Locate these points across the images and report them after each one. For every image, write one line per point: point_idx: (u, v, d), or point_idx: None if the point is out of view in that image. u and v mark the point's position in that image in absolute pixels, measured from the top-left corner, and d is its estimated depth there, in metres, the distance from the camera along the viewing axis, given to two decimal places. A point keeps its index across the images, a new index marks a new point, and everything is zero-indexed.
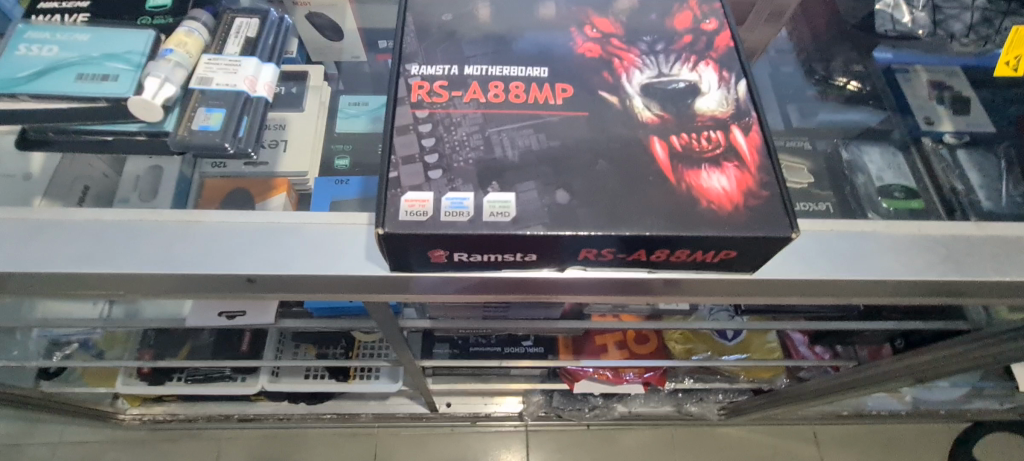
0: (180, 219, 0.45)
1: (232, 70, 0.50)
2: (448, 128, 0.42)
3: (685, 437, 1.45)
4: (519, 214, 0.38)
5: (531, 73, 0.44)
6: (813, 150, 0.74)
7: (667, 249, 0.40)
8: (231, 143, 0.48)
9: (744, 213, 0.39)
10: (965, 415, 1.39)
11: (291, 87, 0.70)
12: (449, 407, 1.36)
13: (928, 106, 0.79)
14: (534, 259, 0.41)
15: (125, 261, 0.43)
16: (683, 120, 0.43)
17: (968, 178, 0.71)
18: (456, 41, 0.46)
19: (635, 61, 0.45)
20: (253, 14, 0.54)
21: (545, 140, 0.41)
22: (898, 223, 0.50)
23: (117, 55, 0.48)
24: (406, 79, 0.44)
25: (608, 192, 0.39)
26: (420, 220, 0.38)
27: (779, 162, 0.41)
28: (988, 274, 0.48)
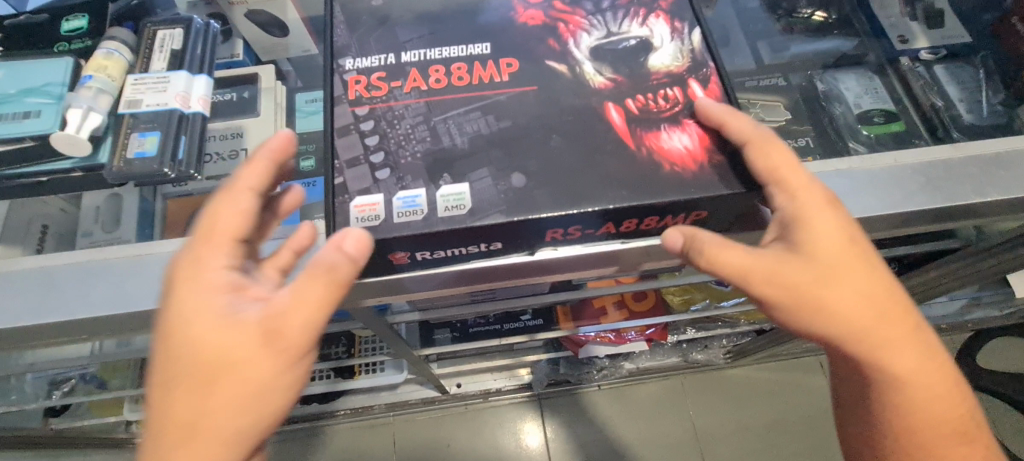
0: (128, 255, 0.43)
1: (159, 88, 0.47)
2: (391, 122, 0.39)
3: (695, 384, 1.47)
4: (474, 205, 0.37)
5: (472, 51, 0.42)
6: (788, 85, 0.76)
7: (635, 218, 0.38)
8: (172, 168, 0.46)
9: (707, 173, 0.38)
10: (966, 325, 1.43)
11: (242, 91, 0.65)
12: (459, 388, 1.37)
13: (901, 23, 0.77)
14: (500, 247, 0.40)
15: (75, 307, 0.41)
16: (638, 80, 0.41)
17: (947, 94, 0.72)
18: (390, 25, 0.43)
19: (581, 24, 0.42)
20: (176, 25, 0.50)
21: (495, 122, 0.39)
22: (873, 157, 0.48)
23: (34, 89, 0.46)
24: (340, 76, 0.41)
25: (566, 168, 0.38)
26: (373, 224, 0.37)
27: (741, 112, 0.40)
28: (971, 198, 0.46)
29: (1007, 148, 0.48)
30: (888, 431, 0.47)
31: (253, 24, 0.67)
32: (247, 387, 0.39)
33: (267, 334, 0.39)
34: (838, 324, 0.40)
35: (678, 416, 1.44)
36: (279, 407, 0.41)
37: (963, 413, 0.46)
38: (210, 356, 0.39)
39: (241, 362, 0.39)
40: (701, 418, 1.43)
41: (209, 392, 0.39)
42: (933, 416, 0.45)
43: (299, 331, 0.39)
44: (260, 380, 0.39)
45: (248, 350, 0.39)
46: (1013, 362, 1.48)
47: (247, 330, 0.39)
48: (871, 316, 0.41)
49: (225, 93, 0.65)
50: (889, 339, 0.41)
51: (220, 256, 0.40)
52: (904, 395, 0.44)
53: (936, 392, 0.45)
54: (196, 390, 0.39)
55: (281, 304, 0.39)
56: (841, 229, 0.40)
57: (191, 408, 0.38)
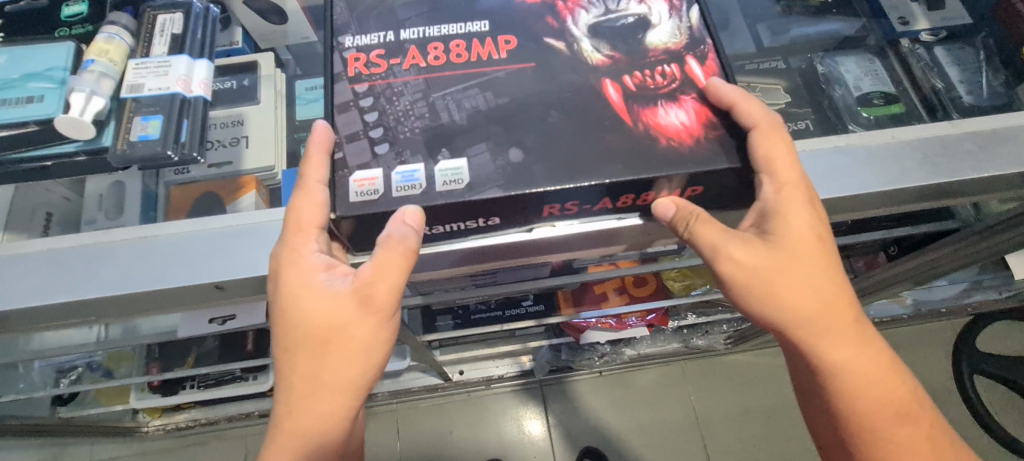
0: (135, 236, 0.44)
1: (161, 73, 0.47)
2: (390, 99, 0.40)
3: (695, 370, 1.48)
4: (473, 179, 0.37)
5: (471, 28, 0.42)
6: (790, 68, 0.75)
7: (632, 193, 0.39)
8: (174, 150, 0.46)
9: (704, 147, 0.39)
10: (965, 309, 1.44)
11: (242, 80, 0.66)
12: (462, 374, 1.36)
13: (903, 6, 0.79)
14: (497, 223, 0.40)
15: (83, 288, 0.42)
16: (636, 56, 0.41)
17: (948, 76, 0.73)
18: (390, 2, 0.43)
19: (580, 1, 0.43)
20: (175, 9, 0.50)
21: (493, 98, 0.40)
22: (872, 133, 0.48)
23: (35, 74, 0.46)
24: (339, 54, 0.41)
25: (562, 143, 0.38)
26: (372, 199, 0.38)
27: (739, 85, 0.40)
28: (968, 173, 0.46)
29: (1006, 125, 0.48)
30: (831, 427, 0.49)
31: (254, 11, 0.67)
32: (351, 346, 0.43)
33: (362, 301, 0.42)
34: (786, 311, 0.43)
35: (678, 401, 1.45)
36: (374, 364, 0.45)
37: (914, 425, 0.46)
38: (318, 324, 0.43)
39: (343, 327, 0.43)
40: (701, 402, 1.45)
41: (323, 353, 0.44)
42: (877, 414, 0.46)
43: (389, 297, 0.42)
44: (361, 340, 0.43)
45: (350, 316, 0.43)
46: (1013, 345, 1.49)
47: (342, 302, 0.42)
48: (819, 308, 0.43)
49: (226, 80, 0.65)
50: (826, 329, 0.43)
51: (311, 242, 0.41)
52: (838, 385, 0.45)
53: (883, 397, 0.46)
54: (313, 351, 0.44)
55: (367, 276, 0.41)
56: (813, 227, 0.41)
57: (312, 368, 0.44)
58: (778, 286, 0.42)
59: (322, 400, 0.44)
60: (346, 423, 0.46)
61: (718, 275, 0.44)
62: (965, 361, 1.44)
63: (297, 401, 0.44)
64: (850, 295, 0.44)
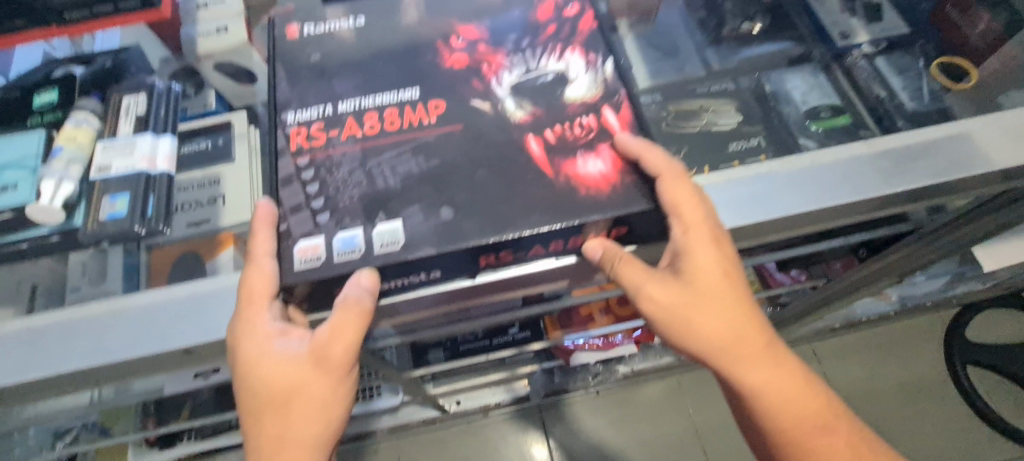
0: (107, 309, 0.46)
1: (127, 152, 0.50)
2: (330, 170, 0.43)
3: (692, 382, 1.49)
4: (408, 239, 0.41)
5: (403, 96, 0.46)
6: (738, 89, 0.79)
7: (560, 239, 0.43)
8: (142, 225, 0.49)
9: (618, 193, 0.43)
10: (953, 301, 1.46)
11: (215, 139, 0.69)
12: (459, 405, 1.38)
13: (842, 21, 0.83)
14: (439, 276, 0.43)
15: (60, 362, 0.44)
16: (555, 111, 0.45)
17: (891, 85, 0.78)
18: (330, 76, 0.47)
19: (503, 63, 0.47)
20: (139, 90, 0.54)
21: (424, 161, 0.43)
22: (791, 159, 0.52)
23: (10, 163, 0.50)
24: (283, 130, 0.45)
25: (489, 198, 0.42)
26: (315, 265, 0.41)
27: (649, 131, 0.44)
28: (881, 190, 0.50)
29: (914, 142, 0.52)
30: (763, 442, 0.53)
31: (222, 75, 0.71)
32: (317, 402, 0.47)
33: (321, 360, 0.46)
34: (700, 339, 0.48)
35: (676, 415, 1.46)
36: (338, 415, 0.49)
37: (834, 437, 0.51)
38: (283, 383, 0.47)
39: (305, 384, 0.46)
40: (700, 415, 1.45)
41: (289, 412, 0.47)
42: (797, 430, 0.50)
43: (343, 354, 0.45)
44: (325, 395, 0.47)
45: (311, 375, 0.46)
46: (1006, 332, 1.50)
47: (302, 363, 0.46)
48: (731, 335, 0.48)
49: (202, 141, 0.68)
50: (740, 356, 0.49)
51: (262, 313, 0.43)
52: (762, 405, 0.50)
53: (804, 412, 0.50)
54: (281, 412, 0.47)
55: (322, 336, 0.45)
56: (718, 263, 0.46)
57: (279, 424, 0.47)
58: (691, 317, 0.48)
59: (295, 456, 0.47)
60: None
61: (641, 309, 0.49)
62: (956, 350, 1.46)
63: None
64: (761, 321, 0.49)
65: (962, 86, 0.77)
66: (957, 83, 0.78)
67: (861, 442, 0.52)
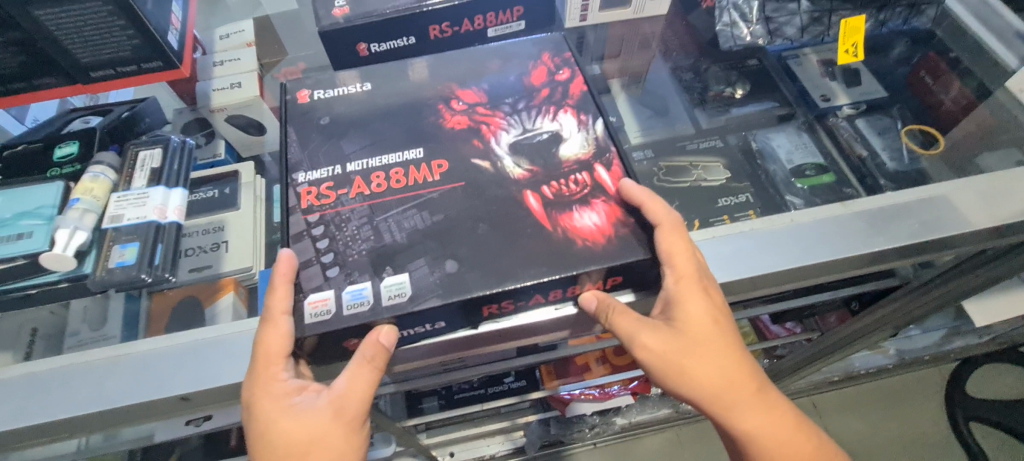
0: (110, 355, 0.48)
1: (140, 203, 0.53)
2: (339, 226, 0.46)
3: (690, 434, 1.48)
4: (413, 292, 0.42)
5: (408, 156, 0.49)
6: (726, 147, 0.82)
7: (559, 289, 0.44)
8: (149, 272, 0.51)
9: (615, 245, 0.44)
10: (951, 355, 1.46)
11: (222, 188, 0.72)
12: (452, 456, 1.35)
13: (823, 84, 0.88)
14: (443, 326, 0.45)
15: (57, 409, 0.45)
16: (551, 169, 0.48)
17: (871, 144, 0.82)
18: (340, 136, 0.50)
19: (501, 124, 0.50)
20: (155, 145, 0.58)
21: (428, 217, 0.46)
22: (772, 218, 0.54)
23: (27, 212, 0.52)
24: (294, 189, 0.48)
25: (490, 252, 0.44)
26: (324, 318, 0.43)
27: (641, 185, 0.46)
28: (859, 248, 0.52)
29: (888, 203, 0.55)
30: None
31: (234, 126, 0.74)
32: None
33: (337, 412, 0.46)
34: (699, 387, 0.49)
35: None
36: None
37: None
38: (298, 443, 0.45)
39: (322, 440, 0.46)
40: None
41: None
42: None
43: (361, 403, 0.46)
44: (337, 454, 0.46)
45: (324, 431, 0.46)
46: (1006, 387, 1.49)
47: (319, 416, 0.46)
48: (727, 383, 0.49)
49: (207, 190, 0.71)
50: (737, 403, 0.49)
51: (280, 371, 0.44)
52: (761, 451, 0.51)
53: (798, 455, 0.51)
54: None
55: (339, 388, 0.46)
56: (709, 314, 0.47)
57: None
58: (687, 366, 0.48)
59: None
60: None
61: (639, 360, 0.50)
62: (958, 409, 1.43)
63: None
64: (754, 367, 0.50)
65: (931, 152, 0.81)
66: (926, 148, 0.82)
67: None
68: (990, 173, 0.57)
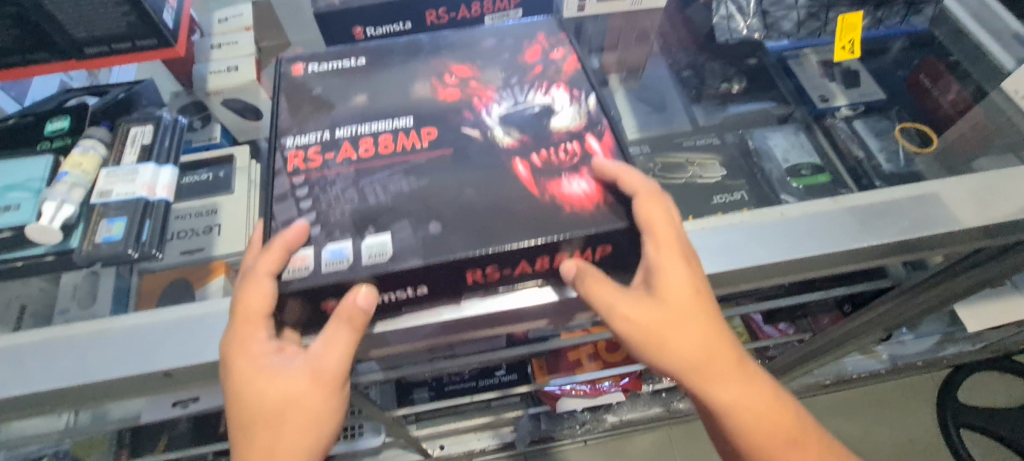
0: (94, 329, 0.47)
1: (130, 179, 0.53)
2: (324, 188, 0.46)
3: (680, 435, 1.48)
4: (395, 252, 0.43)
5: (398, 124, 0.49)
6: (723, 144, 0.82)
7: (547, 256, 0.45)
8: (136, 249, 0.51)
9: (601, 211, 0.45)
10: (943, 362, 1.47)
11: (217, 171, 0.72)
12: (443, 449, 1.36)
13: (821, 84, 0.87)
14: (426, 292, 0.46)
15: (38, 380, 0.45)
16: (541, 138, 0.48)
17: (867, 145, 0.82)
18: (331, 109, 0.50)
19: (493, 96, 0.50)
20: (147, 121, 0.58)
21: (415, 181, 0.46)
22: (763, 211, 0.54)
23: (15, 184, 0.52)
24: (281, 152, 0.47)
25: (475, 216, 0.44)
26: (303, 275, 0.43)
27: (632, 156, 0.47)
28: (847, 244, 0.52)
29: (880, 200, 0.55)
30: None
31: (230, 110, 0.74)
32: (306, 419, 0.46)
33: (315, 375, 0.45)
34: (677, 358, 0.47)
35: None
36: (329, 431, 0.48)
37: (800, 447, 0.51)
38: (277, 402, 0.46)
39: (299, 401, 0.46)
40: None
41: (278, 432, 0.46)
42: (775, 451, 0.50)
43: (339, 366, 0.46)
44: (316, 411, 0.47)
45: (303, 391, 0.46)
46: (1000, 394, 1.49)
47: (295, 378, 0.45)
48: (705, 356, 0.47)
49: (203, 172, 0.71)
50: (715, 378, 0.48)
51: (259, 331, 0.44)
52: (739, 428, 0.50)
53: (776, 432, 0.50)
54: (268, 433, 0.46)
55: (317, 350, 0.45)
56: (689, 284, 0.46)
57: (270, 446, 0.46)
58: (666, 338, 0.47)
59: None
60: None
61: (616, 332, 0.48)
62: (948, 414, 1.45)
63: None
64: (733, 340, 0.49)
65: (928, 150, 0.80)
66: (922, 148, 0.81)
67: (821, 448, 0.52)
68: (980, 172, 0.57)
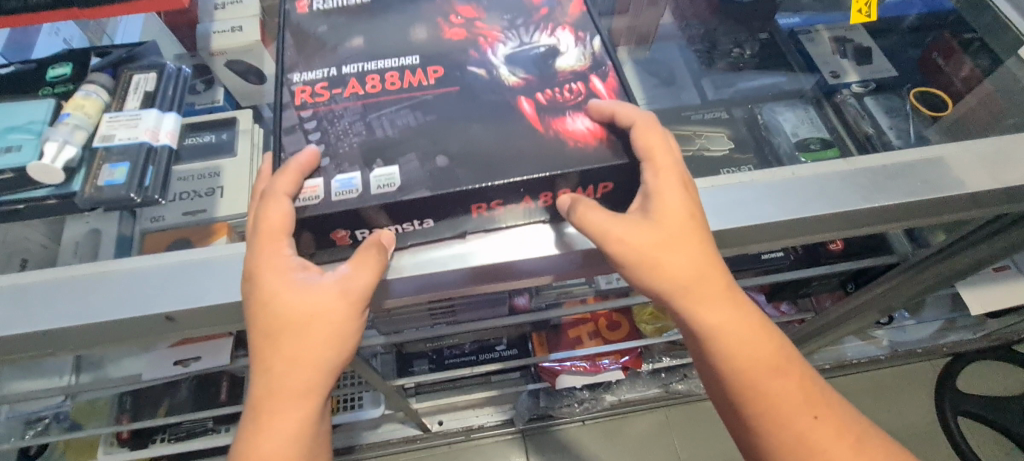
0: (93, 270, 0.47)
1: (132, 125, 0.52)
2: (332, 121, 0.47)
3: (678, 417, 1.48)
4: (403, 183, 0.44)
5: (404, 62, 0.49)
6: (732, 118, 0.81)
7: (550, 191, 0.46)
8: (138, 193, 0.51)
9: (604, 148, 0.45)
10: (942, 349, 1.48)
11: (219, 134, 0.70)
12: (441, 425, 1.38)
13: (833, 61, 0.86)
14: (432, 225, 0.47)
15: (37, 319, 0.45)
16: (546, 78, 0.48)
17: (878, 122, 0.80)
18: (340, 56, 0.50)
19: (498, 37, 0.51)
20: (150, 70, 0.57)
21: (421, 116, 0.46)
22: (772, 171, 0.54)
23: (17, 127, 0.51)
24: (288, 87, 0.48)
25: (481, 150, 0.45)
26: (313, 203, 0.43)
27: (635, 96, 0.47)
28: (858, 204, 0.51)
29: (890, 162, 0.54)
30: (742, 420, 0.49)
31: (234, 73, 0.73)
32: (317, 343, 0.44)
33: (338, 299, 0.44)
34: (672, 285, 0.45)
35: (665, 450, 1.44)
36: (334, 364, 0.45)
37: (788, 381, 0.47)
38: (293, 322, 0.44)
39: (310, 323, 0.44)
40: (687, 450, 1.44)
41: (286, 349, 0.44)
42: (775, 397, 0.47)
43: (363, 292, 0.44)
44: (327, 339, 0.44)
45: (322, 313, 0.44)
46: (1002, 382, 1.49)
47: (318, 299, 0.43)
48: (699, 285, 0.45)
49: (203, 135, 0.69)
50: (710, 308, 0.46)
51: (284, 248, 0.43)
52: (733, 369, 0.47)
53: (775, 376, 0.47)
54: (279, 351, 0.44)
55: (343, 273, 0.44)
56: (686, 208, 0.45)
57: (283, 365, 0.44)
58: (662, 263, 0.45)
59: (294, 403, 0.44)
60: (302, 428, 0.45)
61: (610, 259, 0.46)
62: (947, 402, 1.45)
63: (272, 407, 0.44)
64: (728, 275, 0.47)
65: (941, 115, 0.80)
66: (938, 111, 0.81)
67: (816, 393, 0.48)
68: (994, 138, 0.57)
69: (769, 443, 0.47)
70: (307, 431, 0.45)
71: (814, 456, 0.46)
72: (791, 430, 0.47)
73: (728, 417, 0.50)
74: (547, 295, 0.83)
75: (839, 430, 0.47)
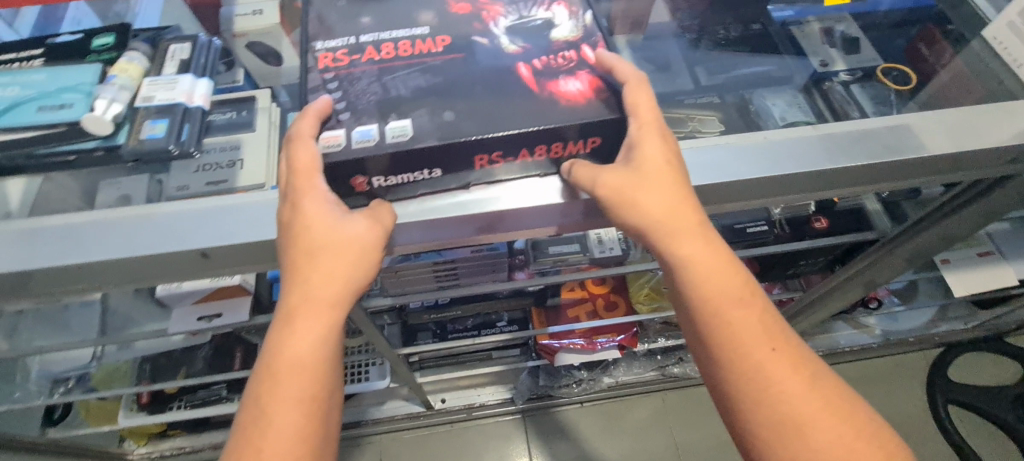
0: (140, 213, 0.53)
1: (170, 87, 0.59)
2: (351, 83, 0.52)
3: (674, 400, 1.52)
4: (415, 133, 0.49)
5: (415, 32, 0.55)
6: (723, 102, 0.86)
7: (544, 145, 0.51)
8: (176, 145, 0.57)
9: (593, 104, 0.51)
10: (933, 339, 1.51)
11: (242, 110, 0.73)
12: (444, 403, 1.46)
13: (823, 51, 0.91)
14: (440, 175, 0.53)
15: (93, 252, 0.51)
16: (543, 47, 0.54)
17: (862, 105, 0.84)
18: (358, 27, 0.55)
19: (500, 12, 0.56)
20: (185, 41, 0.64)
21: (430, 78, 0.52)
22: (746, 136, 0.59)
23: (69, 87, 0.57)
24: (312, 53, 0.54)
25: (483, 107, 0.50)
26: (336, 150, 0.49)
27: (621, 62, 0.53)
28: (825, 165, 0.57)
29: (856, 129, 0.60)
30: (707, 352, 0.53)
31: (255, 54, 0.77)
32: (334, 271, 0.49)
33: (354, 233, 0.49)
34: (651, 221, 0.50)
35: (661, 433, 1.48)
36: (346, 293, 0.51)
37: (751, 318, 0.52)
38: (315, 249, 0.49)
39: (329, 251, 0.49)
40: (682, 434, 1.48)
41: (307, 273, 0.49)
42: (739, 331, 0.52)
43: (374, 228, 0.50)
44: (341, 268, 0.49)
45: (341, 244, 0.49)
46: (996, 372, 1.51)
47: (337, 230, 0.49)
48: (676, 223, 0.50)
49: (226, 111, 0.72)
50: (684, 246, 0.51)
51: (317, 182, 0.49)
52: (702, 301, 0.52)
53: (739, 312, 0.52)
54: (301, 276, 0.50)
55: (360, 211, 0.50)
56: (666, 158, 0.50)
57: (304, 287, 0.50)
58: (642, 202, 0.50)
59: (313, 322, 0.50)
60: (310, 347, 0.50)
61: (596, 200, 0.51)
62: (938, 390, 1.48)
63: (295, 325, 0.50)
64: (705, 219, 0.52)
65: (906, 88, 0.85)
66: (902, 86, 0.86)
67: (778, 331, 0.53)
68: (956, 109, 0.62)
69: (731, 374, 0.52)
70: (320, 350, 0.50)
71: (769, 387, 0.51)
72: (754, 362, 0.51)
73: (698, 352, 0.55)
74: (545, 263, 0.88)
75: (796, 365, 0.51)
